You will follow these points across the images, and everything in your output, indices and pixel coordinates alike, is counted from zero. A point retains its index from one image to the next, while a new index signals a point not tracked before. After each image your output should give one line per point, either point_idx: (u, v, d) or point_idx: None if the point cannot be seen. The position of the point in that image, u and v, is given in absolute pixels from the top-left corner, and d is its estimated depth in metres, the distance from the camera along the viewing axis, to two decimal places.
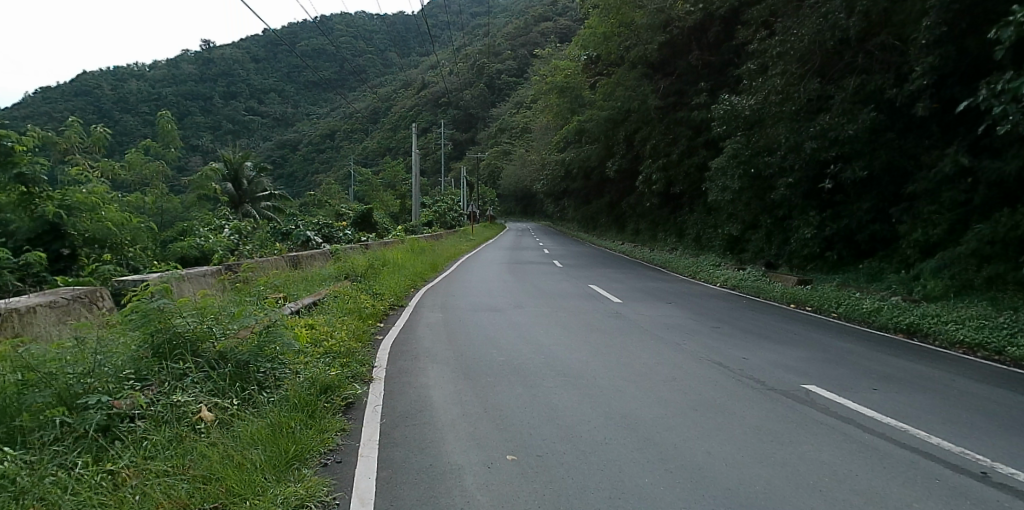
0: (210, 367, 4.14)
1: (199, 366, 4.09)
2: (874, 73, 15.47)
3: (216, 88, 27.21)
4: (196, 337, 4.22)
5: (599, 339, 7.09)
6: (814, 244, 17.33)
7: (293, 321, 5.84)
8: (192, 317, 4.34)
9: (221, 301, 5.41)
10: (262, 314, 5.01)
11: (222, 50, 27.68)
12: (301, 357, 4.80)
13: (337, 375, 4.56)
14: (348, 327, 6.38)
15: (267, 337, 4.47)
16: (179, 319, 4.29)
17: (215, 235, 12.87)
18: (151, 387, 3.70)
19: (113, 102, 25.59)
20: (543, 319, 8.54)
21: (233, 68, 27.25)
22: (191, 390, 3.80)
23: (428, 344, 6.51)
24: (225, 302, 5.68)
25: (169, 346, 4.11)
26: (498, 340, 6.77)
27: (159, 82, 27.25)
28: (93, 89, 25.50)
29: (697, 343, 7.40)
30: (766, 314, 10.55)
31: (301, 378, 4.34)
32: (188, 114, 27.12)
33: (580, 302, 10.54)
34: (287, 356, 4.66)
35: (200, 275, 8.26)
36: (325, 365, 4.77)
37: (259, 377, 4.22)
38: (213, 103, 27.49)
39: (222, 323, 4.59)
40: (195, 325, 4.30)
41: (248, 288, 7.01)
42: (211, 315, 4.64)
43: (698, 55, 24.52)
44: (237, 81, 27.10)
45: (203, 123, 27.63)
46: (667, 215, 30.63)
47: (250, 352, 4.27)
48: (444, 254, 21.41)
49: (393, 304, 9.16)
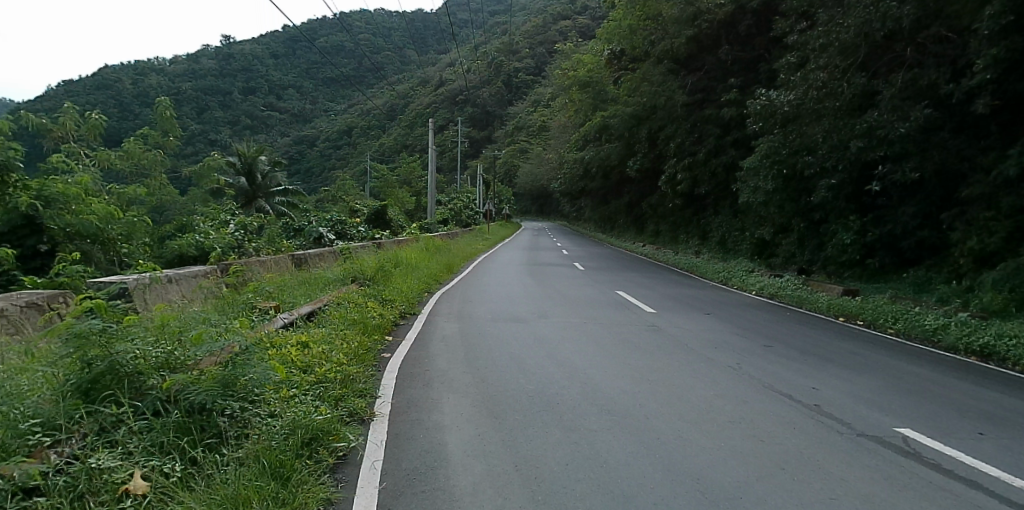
0: (157, 412, 3.23)
1: (140, 410, 3.18)
2: (927, 67, 14.28)
3: (236, 83, 27.24)
4: (139, 370, 3.32)
5: (642, 362, 6.11)
6: (854, 250, 16.20)
7: (282, 340, 4.91)
8: (139, 343, 3.45)
9: (192, 319, 4.49)
10: (237, 335, 4.07)
11: (243, 46, 28.07)
12: (283, 391, 3.86)
13: (326, 420, 3.62)
14: (349, 344, 5.42)
15: (236, 371, 3.54)
16: (122, 345, 3.37)
17: (218, 231, 12.00)
18: (63, 447, 2.80)
19: (133, 96, 24.02)
20: (573, 332, 7.56)
21: (252, 63, 27.24)
22: (119, 449, 2.90)
23: (443, 366, 5.56)
24: (200, 317, 4.77)
25: (102, 383, 3.20)
26: (526, 361, 5.82)
27: (179, 78, 27.06)
28: (115, 83, 23.95)
29: (754, 368, 6.40)
30: (816, 329, 9.48)
31: (277, 424, 3.39)
32: (206, 108, 27.56)
33: (610, 313, 9.53)
34: (265, 392, 3.71)
35: (184, 277, 7.37)
36: (314, 403, 3.81)
37: (221, 423, 3.28)
38: (232, 98, 27.60)
39: (181, 348, 3.66)
40: (142, 355, 3.40)
41: (233, 296, 6.09)
42: (169, 339, 3.74)
43: (729, 51, 23.36)
44: (257, 76, 26.97)
45: (221, 117, 27.88)
46: (690, 216, 29.50)
47: (211, 390, 3.33)
48: (460, 254, 20.45)
49: (403, 312, 8.20)
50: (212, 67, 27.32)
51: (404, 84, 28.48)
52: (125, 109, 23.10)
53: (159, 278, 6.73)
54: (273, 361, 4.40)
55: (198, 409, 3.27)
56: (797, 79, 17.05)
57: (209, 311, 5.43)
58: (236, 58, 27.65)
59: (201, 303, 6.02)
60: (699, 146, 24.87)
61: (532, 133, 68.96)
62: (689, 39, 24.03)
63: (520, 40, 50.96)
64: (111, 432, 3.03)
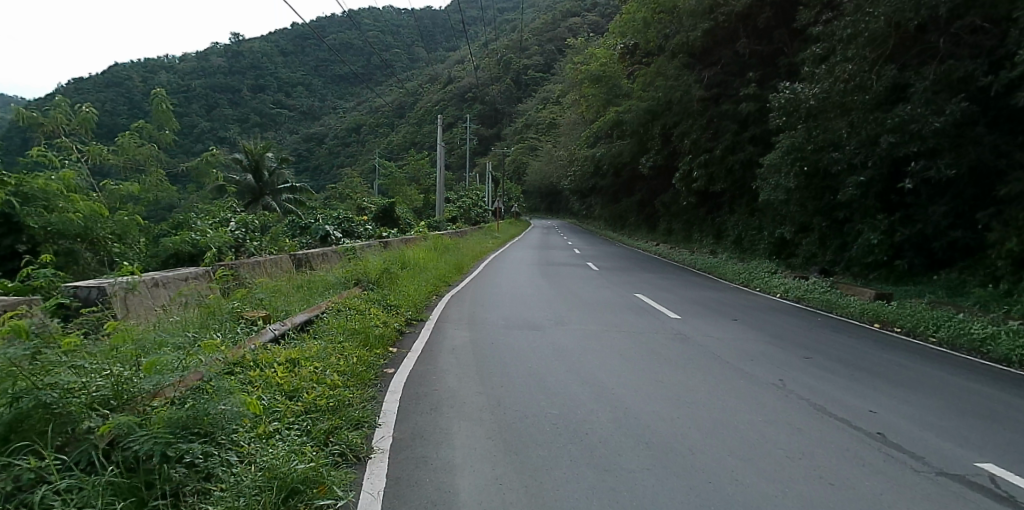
0: (89, 466, 2.71)
1: (67, 464, 2.66)
2: (962, 58, 13.45)
3: (245, 81, 26.69)
4: (69, 409, 2.81)
5: (676, 379, 5.47)
6: (881, 251, 15.43)
7: (269, 358, 4.30)
8: (72, 377, 2.95)
9: (158, 341, 3.93)
10: (202, 364, 3.50)
11: (252, 43, 27.31)
12: (258, 431, 3.28)
13: (307, 471, 2.98)
14: (346, 358, 4.82)
15: (193, 409, 2.99)
16: (51, 380, 2.86)
17: (217, 230, 11.35)
18: None
19: (143, 94, 23.30)
20: (595, 342, 6.93)
21: (262, 61, 26.74)
22: None
23: (455, 383, 4.97)
24: (171, 340, 4.21)
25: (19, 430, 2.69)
26: (547, 379, 5.19)
27: (188, 75, 27.16)
28: (125, 80, 23.35)
29: (800, 386, 5.74)
30: (854, 338, 8.79)
31: (239, 479, 2.81)
32: (216, 106, 26.75)
33: (630, 319, 8.85)
34: (232, 431, 3.13)
35: (169, 281, 6.76)
36: (295, 443, 3.22)
37: (170, 475, 2.73)
38: (241, 96, 26.80)
39: (130, 382, 3.13)
40: (72, 392, 2.90)
41: (217, 304, 5.49)
42: (117, 371, 3.21)
43: (746, 44, 22.51)
44: (266, 74, 26.61)
45: (230, 116, 26.95)
46: (704, 215, 28.80)
47: (157, 437, 2.78)
48: (470, 253, 19.78)
49: (409, 318, 7.56)
50: (221, 64, 26.63)
51: (413, 82, 27.85)
52: (135, 108, 22.24)
53: (136, 283, 6.16)
54: (253, 387, 3.79)
55: (142, 460, 2.73)
56: (822, 72, 16.25)
57: (184, 325, 4.84)
58: (245, 55, 26.96)
59: (182, 313, 5.43)
60: (716, 142, 24.04)
61: (542, 130, 68.10)
62: (705, 33, 23.21)
63: (531, 36, 50.05)
64: (27, 493, 2.51)
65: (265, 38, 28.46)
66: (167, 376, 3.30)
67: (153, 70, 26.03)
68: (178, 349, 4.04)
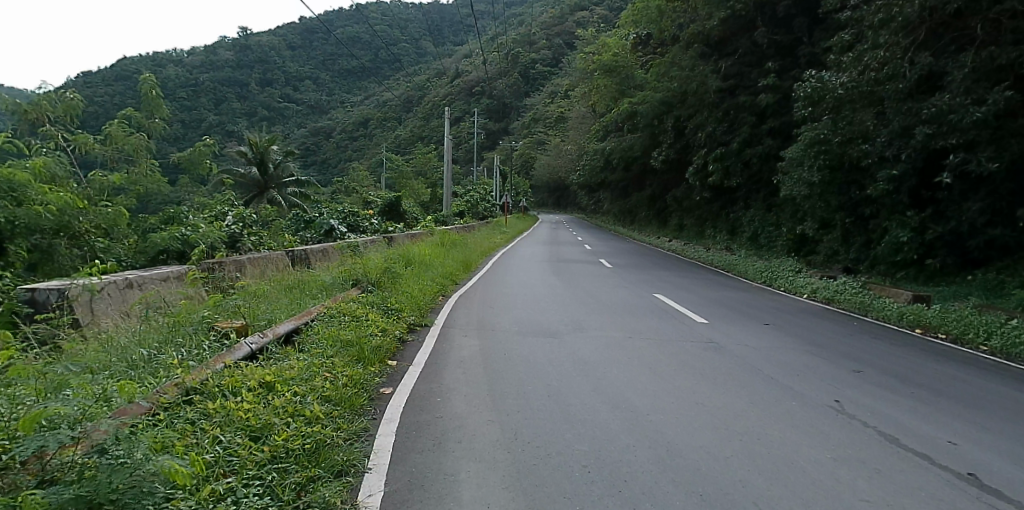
0: None
1: None
2: (1004, 44, 12.50)
3: (253, 75, 27.43)
4: None
5: (719, 402, 4.73)
6: (911, 249, 14.44)
7: (238, 383, 3.57)
8: None
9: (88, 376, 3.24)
10: (125, 419, 2.81)
11: (260, 37, 28.37)
12: (198, 499, 2.59)
13: None
14: (333, 380, 4.09)
15: (86, 493, 2.30)
16: None
17: (210, 224, 10.59)
18: None
19: None
20: (621, 352, 6.18)
21: (270, 55, 27.23)
22: None
23: (463, 407, 4.25)
24: (112, 372, 3.54)
25: None
26: (571, 403, 4.46)
27: (196, 69, 27.65)
28: (133, 74, 22.63)
29: (860, 409, 4.99)
30: (900, 346, 7.99)
31: None
32: (224, 100, 27.37)
33: (654, 324, 8.08)
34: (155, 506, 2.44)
35: (145, 281, 6.02)
36: None
37: None
38: (248, 90, 27.65)
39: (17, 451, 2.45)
40: None
41: (185, 313, 4.76)
42: (2, 436, 2.56)
43: (765, 33, 21.48)
44: (273, 67, 27.05)
45: (240, 109, 27.81)
46: (717, 210, 27.96)
47: None
48: (478, 250, 19.04)
49: (411, 323, 6.83)
50: (228, 58, 27.57)
51: (420, 76, 26.96)
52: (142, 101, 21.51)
53: (99, 286, 5.41)
54: (207, 427, 3.08)
55: None
56: (849, 60, 15.30)
57: (139, 342, 4.12)
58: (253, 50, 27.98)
59: (145, 324, 4.71)
60: (732, 135, 23.10)
61: (551, 124, 67.04)
62: (722, 21, 22.21)
63: (539, 29, 49.22)
64: None
65: (274, 31, 28.39)
66: (80, 425, 2.64)
67: (161, 64, 25.41)
68: (118, 382, 3.35)
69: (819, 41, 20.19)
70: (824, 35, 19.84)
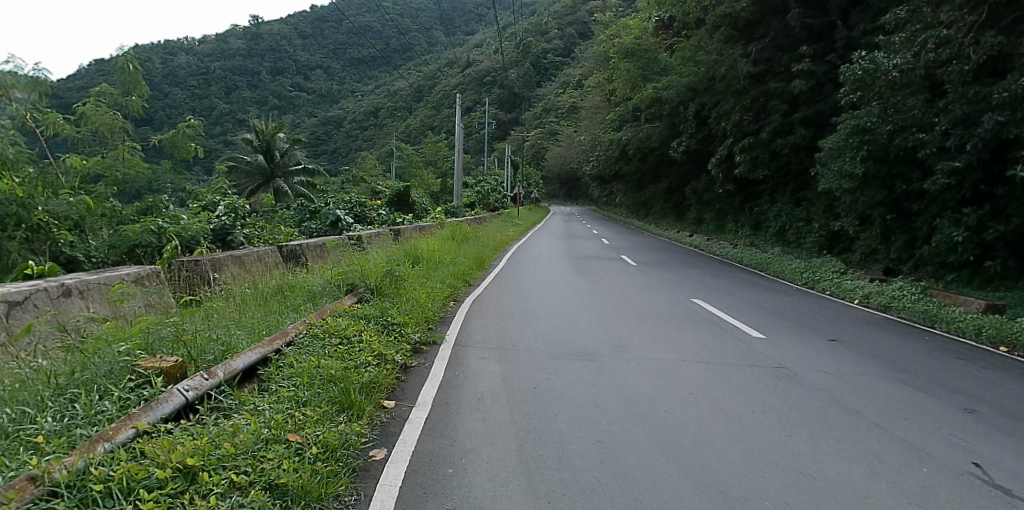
0: None
1: None
2: None
3: (264, 64, 26.30)
4: None
5: (833, 473, 3.47)
6: (967, 249, 12.81)
7: (140, 471, 2.54)
8: None
9: None
10: None
11: (272, 26, 27.41)
12: None
13: None
14: (290, 451, 2.92)
15: None
16: None
17: (194, 216, 9.37)
18: None
19: (163, 75, 21.49)
20: (678, 384, 4.90)
21: (281, 44, 26.29)
22: None
23: (485, 487, 3.01)
24: None
25: None
26: (635, 478, 3.21)
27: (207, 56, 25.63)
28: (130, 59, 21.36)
29: (1014, 479, 3.69)
30: (996, 371, 6.61)
31: None
32: (234, 87, 25.80)
33: (704, 340, 6.79)
34: None
35: (84, 287, 4.80)
36: None
37: None
38: (260, 78, 26.33)
39: None
40: None
41: (103, 345, 3.58)
42: None
43: (798, 15, 19.91)
44: (284, 56, 25.95)
45: (249, 98, 26.24)
46: (739, 204, 26.57)
47: None
48: (491, 244, 17.84)
49: (414, 342, 5.57)
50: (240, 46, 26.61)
51: (431, 66, 25.69)
52: None
53: (13, 297, 4.21)
54: None
55: None
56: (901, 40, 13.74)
57: (16, 398, 3.01)
58: (264, 39, 27.00)
59: (56, 358, 3.52)
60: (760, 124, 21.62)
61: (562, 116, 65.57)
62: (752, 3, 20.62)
63: (551, 19, 47.82)
64: None
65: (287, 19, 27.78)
66: None
67: (171, 52, 24.05)
68: None
69: (857, 24, 18.64)
70: (863, 17, 18.29)
